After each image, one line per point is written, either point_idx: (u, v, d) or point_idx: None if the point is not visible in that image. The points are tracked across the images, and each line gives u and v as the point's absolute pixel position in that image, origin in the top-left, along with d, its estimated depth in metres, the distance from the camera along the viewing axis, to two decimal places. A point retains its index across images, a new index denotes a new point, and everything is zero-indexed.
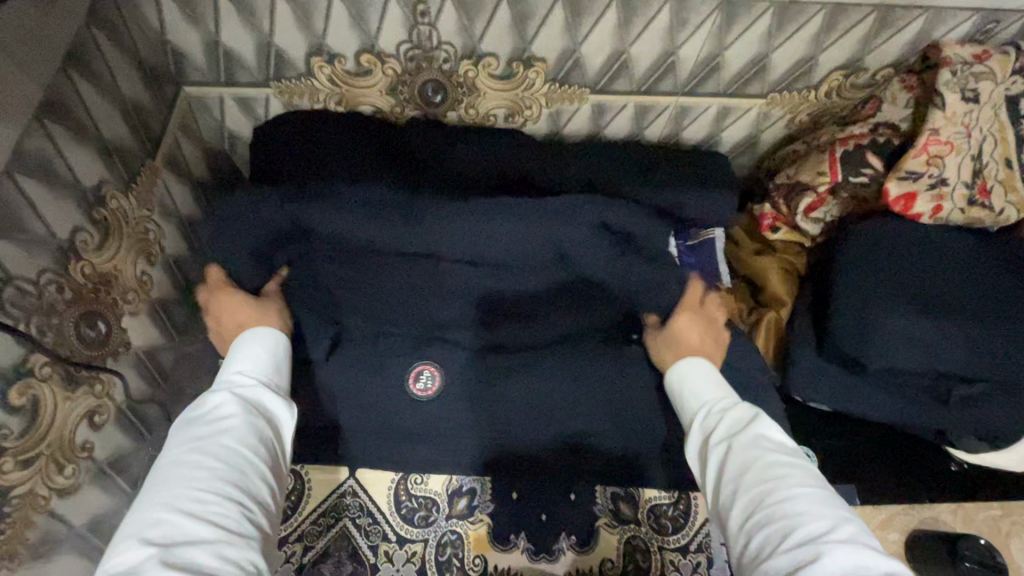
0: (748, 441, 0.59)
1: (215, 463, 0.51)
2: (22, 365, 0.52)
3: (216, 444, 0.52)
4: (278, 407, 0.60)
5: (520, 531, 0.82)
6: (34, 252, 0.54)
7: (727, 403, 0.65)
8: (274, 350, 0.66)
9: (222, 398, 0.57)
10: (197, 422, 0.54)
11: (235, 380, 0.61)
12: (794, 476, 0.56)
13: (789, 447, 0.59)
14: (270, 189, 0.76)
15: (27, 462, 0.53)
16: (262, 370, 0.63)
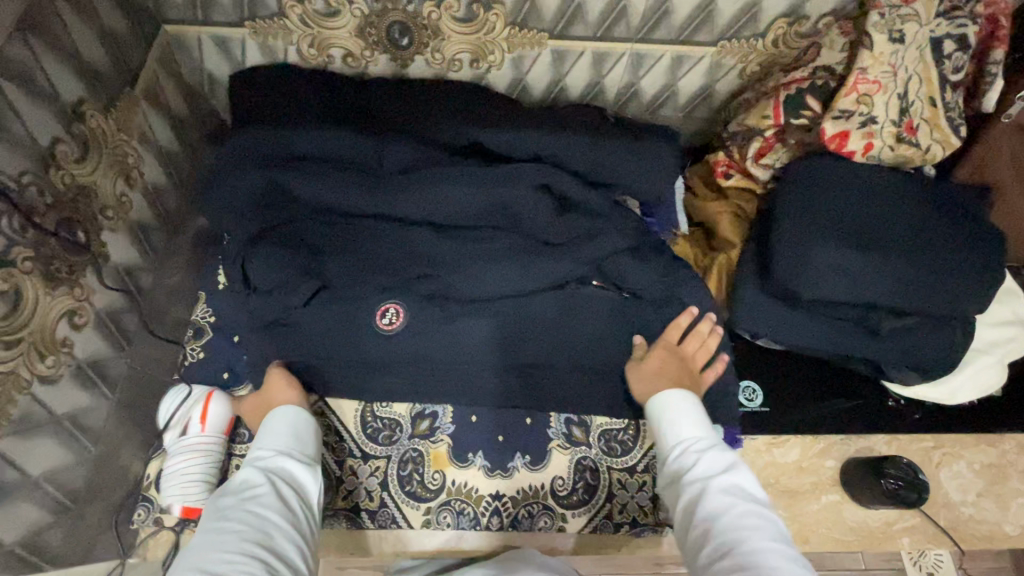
0: (722, 494, 0.63)
1: (242, 529, 0.58)
2: (5, 254, 0.58)
3: (243, 522, 0.59)
4: (299, 478, 0.69)
5: (477, 450, 0.88)
6: (16, 154, 0.59)
7: (709, 446, 0.70)
8: (298, 423, 0.75)
9: (250, 487, 0.64)
10: (224, 505, 0.62)
11: (261, 457, 0.69)
12: (763, 523, 0.60)
13: (759, 503, 0.63)
14: (255, 149, 0.88)
15: (9, 343, 0.58)
16: (284, 443, 0.72)
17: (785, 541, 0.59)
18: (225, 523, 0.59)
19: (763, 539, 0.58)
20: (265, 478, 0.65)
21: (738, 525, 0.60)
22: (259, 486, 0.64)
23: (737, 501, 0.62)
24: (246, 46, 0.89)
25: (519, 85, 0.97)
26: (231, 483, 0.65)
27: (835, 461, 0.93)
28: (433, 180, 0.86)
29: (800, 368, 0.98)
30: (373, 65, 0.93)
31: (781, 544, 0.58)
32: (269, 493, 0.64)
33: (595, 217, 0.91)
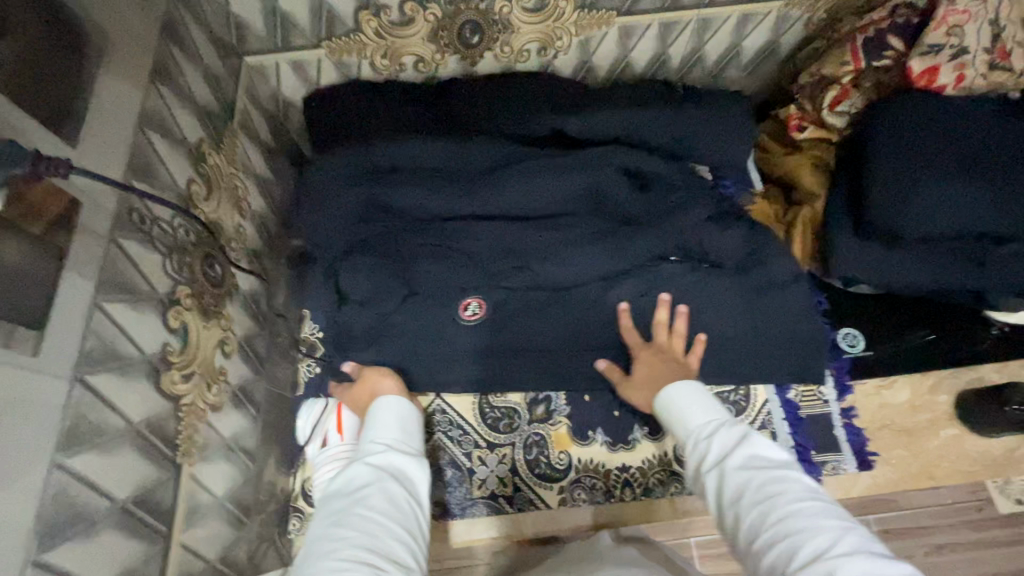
0: (744, 470, 0.61)
1: (352, 535, 0.56)
2: (172, 294, 0.61)
3: (352, 527, 0.57)
4: (401, 471, 0.65)
5: (596, 427, 0.90)
6: (167, 198, 0.62)
7: (723, 425, 0.68)
8: (398, 413, 0.72)
9: (354, 487, 0.62)
10: (331, 510, 0.60)
11: (363, 453, 0.67)
12: (793, 486, 0.58)
13: (783, 467, 0.61)
14: (338, 168, 0.88)
15: (188, 376, 0.62)
16: (391, 436, 0.69)
17: (817, 500, 0.56)
18: (338, 529, 0.57)
19: (798, 508, 0.55)
20: (366, 477, 0.63)
21: (764, 496, 0.58)
22: (368, 486, 0.62)
23: (758, 476, 0.60)
24: (322, 66, 0.92)
25: (584, 67, 0.98)
26: (339, 484, 0.63)
27: (948, 395, 0.93)
28: (524, 174, 0.86)
29: (899, 309, 0.98)
30: (443, 68, 0.94)
31: (811, 505, 0.56)
32: (370, 491, 0.61)
33: (674, 190, 0.91)
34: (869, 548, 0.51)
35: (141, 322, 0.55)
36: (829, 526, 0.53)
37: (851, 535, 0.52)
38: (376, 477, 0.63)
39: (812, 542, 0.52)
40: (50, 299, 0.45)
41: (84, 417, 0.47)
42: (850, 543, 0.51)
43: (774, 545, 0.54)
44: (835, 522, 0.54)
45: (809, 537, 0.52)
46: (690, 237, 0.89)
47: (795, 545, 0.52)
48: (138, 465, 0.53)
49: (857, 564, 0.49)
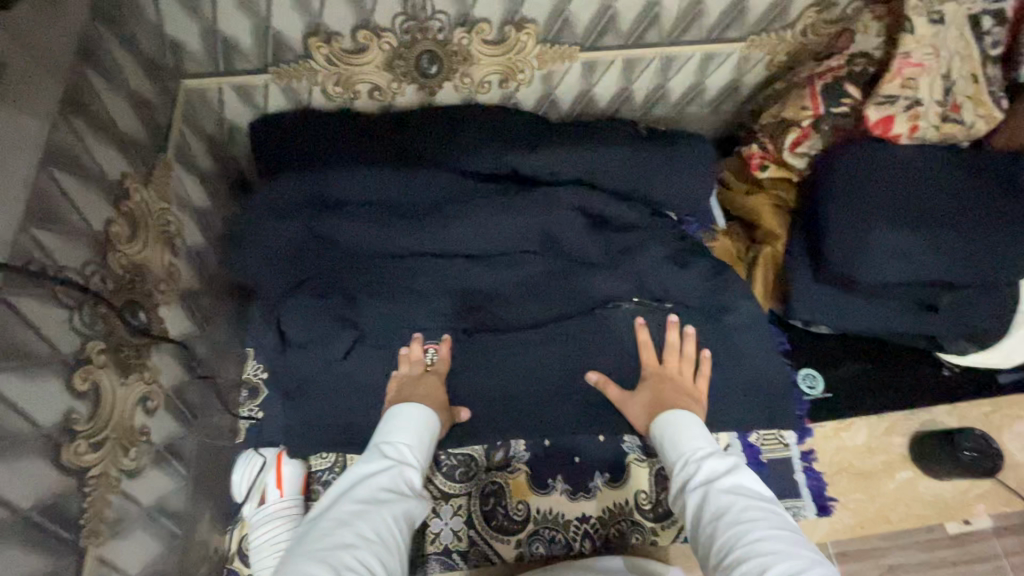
0: (728, 491, 0.66)
1: (355, 534, 0.60)
2: (82, 353, 0.54)
3: (373, 522, 0.62)
4: (416, 479, 0.71)
5: (557, 475, 0.87)
6: (77, 243, 0.55)
7: (713, 456, 0.73)
8: (426, 426, 0.76)
9: (378, 481, 0.67)
10: (355, 497, 0.66)
11: (388, 453, 0.72)
12: (770, 514, 0.63)
13: (763, 498, 0.66)
14: (286, 204, 0.85)
15: (97, 445, 0.55)
16: (412, 444, 0.73)
17: (784, 521, 0.63)
18: (360, 518, 0.62)
19: (772, 534, 0.60)
20: (389, 476, 0.68)
21: (743, 516, 0.63)
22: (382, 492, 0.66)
23: (739, 496, 0.65)
24: (269, 91, 0.86)
25: (548, 100, 0.95)
26: (356, 476, 0.69)
27: (903, 437, 0.94)
28: (466, 215, 0.86)
29: (857, 349, 0.98)
30: (400, 97, 0.90)
31: (787, 534, 0.60)
32: (384, 493, 0.66)
33: (629, 231, 0.93)
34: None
35: (36, 394, 0.49)
36: (801, 553, 0.58)
37: (823, 567, 0.57)
38: (396, 480, 0.69)
39: (787, 566, 0.56)
40: None
41: None
42: (821, 572, 0.56)
43: (742, 553, 0.59)
44: (807, 551, 0.58)
45: (784, 559, 0.57)
46: (648, 275, 0.92)
47: (771, 565, 0.56)
48: (24, 558, 0.46)
49: None
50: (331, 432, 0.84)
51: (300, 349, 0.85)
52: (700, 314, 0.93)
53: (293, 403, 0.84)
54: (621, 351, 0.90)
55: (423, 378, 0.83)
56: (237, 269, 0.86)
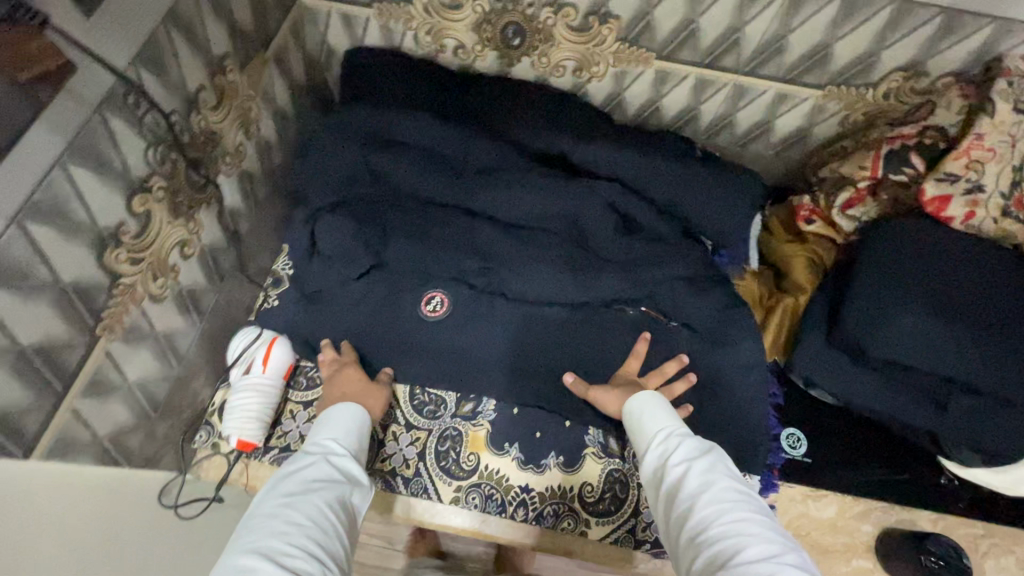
0: (707, 474, 0.63)
1: (297, 521, 0.60)
2: (146, 181, 0.64)
3: (306, 508, 0.62)
4: (351, 466, 0.71)
5: (513, 441, 0.90)
6: (170, 93, 0.66)
7: (689, 436, 0.70)
8: (356, 419, 0.78)
9: (310, 473, 0.67)
10: (283, 490, 0.64)
11: (314, 448, 0.72)
12: (746, 496, 0.61)
13: (738, 479, 0.64)
14: (354, 129, 0.95)
15: (136, 261, 0.65)
16: (347, 438, 0.75)
17: (760, 506, 0.61)
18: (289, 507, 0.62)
19: (750, 517, 0.59)
20: (317, 468, 0.68)
21: (721, 500, 0.60)
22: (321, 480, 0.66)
23: (723, 478, 0.63)
24: (370, 25, 0.96)
25: (614, 100, 0.99)
26: (294, 467, 0.68)
27: (872, 526, 0.90)
28: (502, 184, 0.93)
29: (853, 431, 0.94)
30: (480, 60, 0.97)
31: (763, 521, 0.59)
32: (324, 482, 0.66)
33: (656, 242, 0.95)
34: (806, 565, 0.55)
35: (101, 196, 0.58)
36: (779, 541, 0.57)
37: (798, 556, 0.56)
38: (329, 470, 0.69)
39: (762, 551, 0.55)
40: (17, 139, 0.48)
41: (9, 256, 0.49)
42: (797, 562, 0.55)
43: (723, 537, 0.57)
44: (781, 539, 0.57)
45: (764, 546, 0.55)
46: (659, 288, 0.95)
47: (749, 548, 0.55)
48: (52, 319, 0.55)
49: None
50: (326, 335, 0.93)
51: (325, 260, 0.93)
52: (700, 341, 0.95)
53: (313, 303, 0.94)
54: (596, 351, 0.94)
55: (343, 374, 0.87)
56: (297, 176, 0.96)
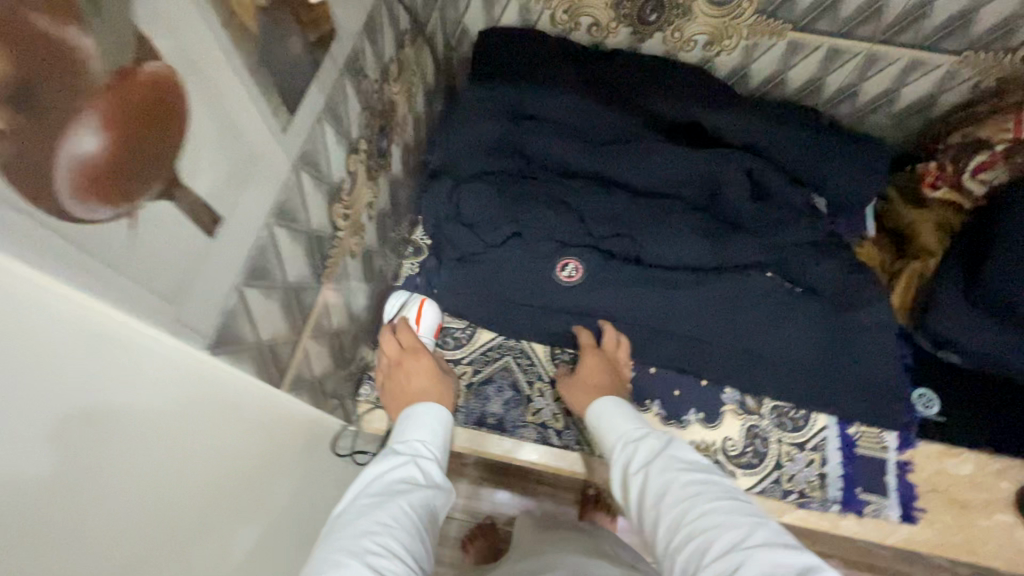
0: (671, 471, 0.68)
1: (380, 518, 0.64)
2: (358, 144, 0.71)
3: (391, 507, 0.66)
4: (428, 472, 0.74)
5: (654, 398, 0.96)
6: (377, 64, 0.72)
7: (659, 436, 0.74)
8: (439, 420, 0.80)
9: (389, 475, 0.71)
10: (370, 490, 0.69)
11: (401, 449, 0.75)
12: (713, 488, 0.65)
13: (706, 472, 0.67)
14: (494, 105, 1.02)
15: (345, 216, 0.71)
16: (428, 443, 0.77)
17: (732, 495, 0.65)
18: (376, 505, 0.66)
19: (716, 503, 0.62)
20: (402, 470, 0.72)
21: (688, 495, 0.64)
22: (401, 482, 0.70)
23: (677, 474, 0.67)
24: (509, 7, 1.04)
25: (739, 73, 1.03)
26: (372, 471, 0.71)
27: (1011, 484, 0.92)
28: (640, 154, 0.98)
29: (981, 390, 0.97)
30: (612, 37, 1.03)
31: (733, 507, 0.62)
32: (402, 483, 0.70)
33: (781, 208, 0.98)
34: (784, 541, 0.57)
35: (337, 154, 0.64)
36: (749, 522, 0.59)
37: (779, 537, 0.58)
38: (410, 472, 0.72)
39: (731, 536, 0.58)
40: (306, 91, 0.54)
41: (290, 200, 0.55)
42: (763, 538, 0.58)
43: (693, 531, 0.60)
44: (754, 520, 0.60)
45: (733, 531, 0.58)
46: (789, 253, 0.98)
47: (716, 535, 0.58)
48: (302, 262, 0.62)
49: (777, 555, 0.55)
50: (474, 298, 1.01)
51: (468, 229, 0.99)
52: (829, 304, 0.96)
53: (460, 269, 0.99)
54: (736, 312, 0.96)
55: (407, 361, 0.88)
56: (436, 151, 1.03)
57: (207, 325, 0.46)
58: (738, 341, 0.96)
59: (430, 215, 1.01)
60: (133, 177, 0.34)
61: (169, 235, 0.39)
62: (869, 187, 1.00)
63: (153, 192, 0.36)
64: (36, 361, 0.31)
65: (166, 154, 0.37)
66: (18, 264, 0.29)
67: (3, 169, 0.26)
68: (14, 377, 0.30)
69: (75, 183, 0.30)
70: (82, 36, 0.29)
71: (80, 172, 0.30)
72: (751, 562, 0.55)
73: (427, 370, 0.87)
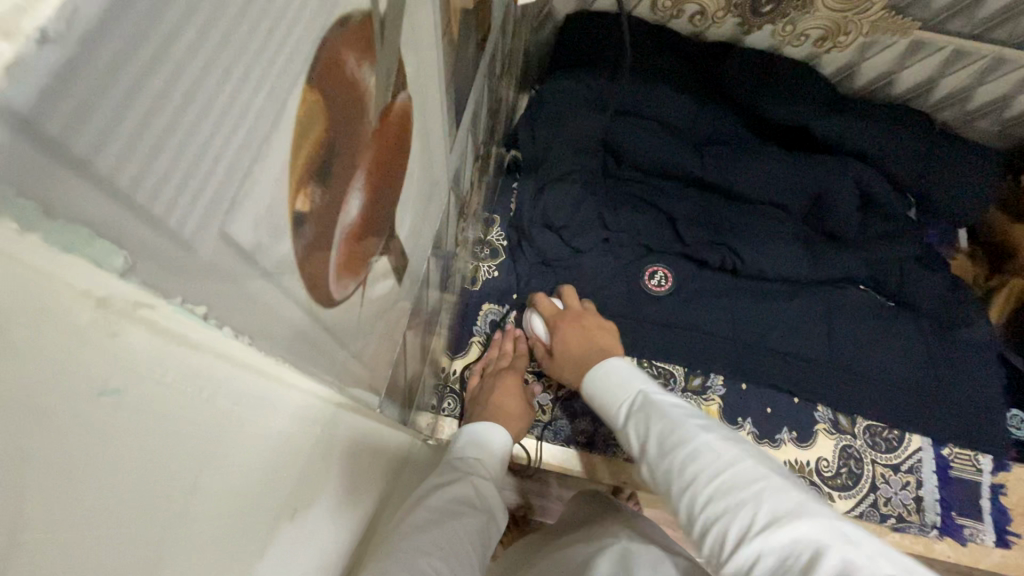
0: (661, 454, 0.54)
1: (431, 531, 0.47)
2: (479, 148, 0.64)
3: (448, 527, 0.49)
4: (491, 498, 0.58)
5: (747, 416, 0.91)
6: (500, 57, 0.64)
7: (638, 406, 0.59)
8: (494, 440, 0.68)
9: (450, 487, 0.54)
10: (425, 499, 0.51)
11: (458, 464, 0.60)
12: (705, 457, 0.50)
13: (694, 436, 0.52)
14: (589, 100, 0.95)
15: (461, 229, 0.65)
16: (485, 463, 0.63)
17: (728, 451, 0.50)
18: (436, 526, 0.48)
19: (713, 482, 0.48)
20: (460, 485, 0.55)
21: (687, 482, 0.50)
22: (464, 497, 0.54)
23: (670, 457, 0.52)
24: None
25: (848, 70, 0.97)
26: (428, 480, 0.55)
27: None
28: (744, 158, 0.94)
29: None
30: (716, 26, 0.98)
31: (731, 478, 0.48)
32: (463, 502, 0.53)
33: (887, 219, 0.96)
34: (793, 503, 0.45)
35: (469, 164, 0.57)
36: (752, 494, 0.46)
37: (792, 496, 0.45)
38: (467, 489, 0.55)
39: (739, 524, 0.45)
40: (466, 102, 0.46)
41: (441, 226, 0.49)
42: (769, 508, 0.45)
43: (704, 528, 0.48)
44: (757, 486, 0.46)
45: (736, 517, 0.46)
46: (888, 266, 0.95)
47: (726, 528, 0.46)
48: (435, 288, 0.55)
49: (781, 534, 0.43)
50: None
51: (554, 233, 0.94)
52: (929, 323, 0.94)
53: (545, 274, 0.95)
54: (836, 328, 0.93)
55: (505, 373, 0.85)
56: (524, 148, 0.98)
57: (378, 382, 0.40)
58: (836, 359, 0.92)
59: (519, 216, 0.96)
60: (374, 233, 0.28)
61: (378, 294, 0.33)
62: (974, 210, 0.98)
63: (381, 250, 0.30)
64: (284, 482, 0.25)
65: (393, 200, 0.30)
66: (289, 372, 0.23)
67: (303, 265, 0.20)
68: (270, 516, 0.24)
69: (341, 260, 0.24)
70: (372, 74, 0.22)
71: (345, 246, 0.24)
72: (767, 552, 0.43)
73: (514, 391, 0.82)
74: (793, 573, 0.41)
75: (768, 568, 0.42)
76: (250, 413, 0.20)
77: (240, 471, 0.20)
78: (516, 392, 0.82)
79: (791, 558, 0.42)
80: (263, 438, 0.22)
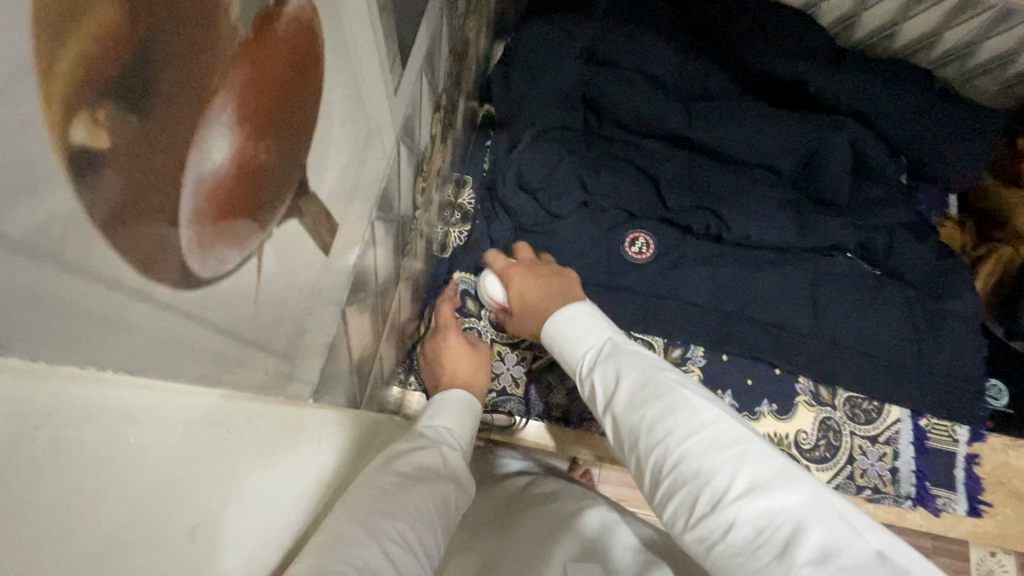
0: (632, 408, 0.49)
1: (395, 501, 0.39)
2: (441, 97, 0.56)
3: (415, 494, 0.41)
4: (461, 468, 0.49)
5: (727, 389, 0.88)
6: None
7: (608, 359, 0.55)
8: (465, 408, 0.61)
9: (419, 453, 0.46)
10: (392, 465, 0.42)
11: (426, 431, 0.52)
12: (682, 416, 0.46)
13: (669, 394, 0.48)
14: (571, 53, 0.89)
15: (423, 190, 0.59)
16: (455, 430, 0.56)
17: (707, 410, 0.46)
18: (402, 492, 0.40)
19: (686, 443, 0.45)
20: (428, 451, 0.47)
21: (658, 440, 0.46)
22: (435, 464, 0.46)
23: (642, 413, 0.48)
24: None
25: (849, 20, 0.92)
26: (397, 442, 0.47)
27: None
28: (733, 116, 0.88)
29: None
30: None
31: (708, 440, 0.44)
32: (432, 470, 0.45)
33: (879, 183, 0.92)
34: (774, 471, 0.42)
35: (427, 114, 0.50)
36: (730, 458, 0.43)
37: (772, 464, 0.42)
38: (436, 457, 0.47)
39: (712, 488, 0.42)
40: (416, 37, 0.39)
41: (390, 188, 0.42)
42: (747, 475, 0.41)
43: (670, 491, 0.44)
44: (737, 450, 0.43)
45: (709, 482, 0.42)
46: (878, 233, 0.90)
47: (699, 492, 0.42)
48: (387, 257, 0.48)
49: (756, 504, 0.40)
50: None
51: (529, 195, 0.87)
52: (915, 292, 0.90)
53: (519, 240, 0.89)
54: (821, 297, 0.89)
55: (449, 336, 0.79)
56: (498, 103, 0.91)
57: (310, 369, 0.34)
58: (820, 329, 0.89)
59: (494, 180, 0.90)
60: (264, 188, 0.22)
61: (289, 267, 0.27)
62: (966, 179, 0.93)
63: (283, 213, 0.24)
64: (157, 503, 0.20)
65: (298, 146, 0.24)
66: (119, 374, 0.17)
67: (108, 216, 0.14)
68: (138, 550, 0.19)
69: (201, 210, 0.18)
70: None
71: (202, 194, 0.18)
72: (742, 521, 0.40)
73: (463, 356, 0.77)
74: (769, 545, 0.38)
75: (743, 537, 0.39)
76: (40, 430, 0.14)
77: (45, 512, 0.15)
78: (467, 354, 0.78)
79: (768, 530, 0.39)
80: (85, 454, 0.16)
